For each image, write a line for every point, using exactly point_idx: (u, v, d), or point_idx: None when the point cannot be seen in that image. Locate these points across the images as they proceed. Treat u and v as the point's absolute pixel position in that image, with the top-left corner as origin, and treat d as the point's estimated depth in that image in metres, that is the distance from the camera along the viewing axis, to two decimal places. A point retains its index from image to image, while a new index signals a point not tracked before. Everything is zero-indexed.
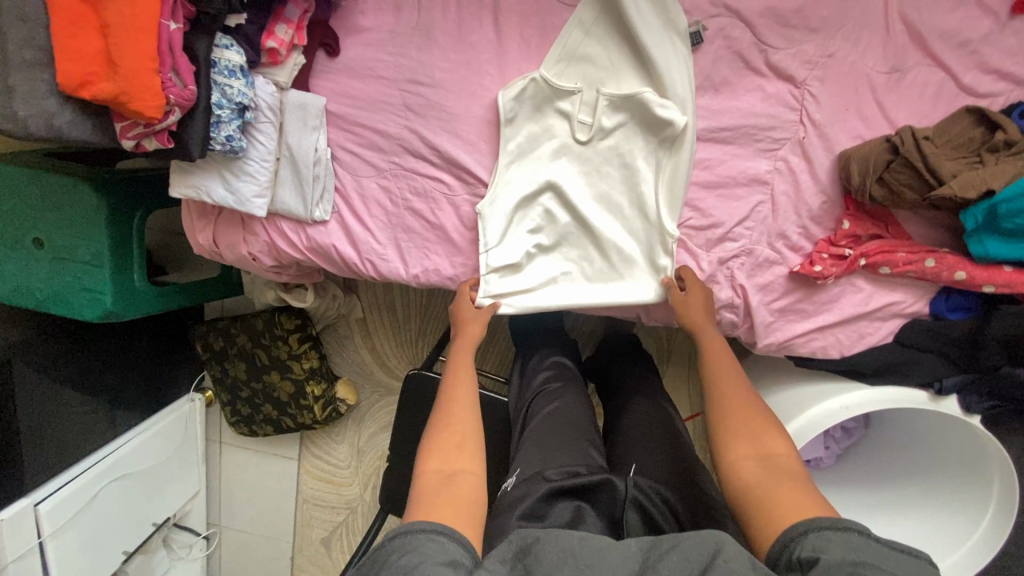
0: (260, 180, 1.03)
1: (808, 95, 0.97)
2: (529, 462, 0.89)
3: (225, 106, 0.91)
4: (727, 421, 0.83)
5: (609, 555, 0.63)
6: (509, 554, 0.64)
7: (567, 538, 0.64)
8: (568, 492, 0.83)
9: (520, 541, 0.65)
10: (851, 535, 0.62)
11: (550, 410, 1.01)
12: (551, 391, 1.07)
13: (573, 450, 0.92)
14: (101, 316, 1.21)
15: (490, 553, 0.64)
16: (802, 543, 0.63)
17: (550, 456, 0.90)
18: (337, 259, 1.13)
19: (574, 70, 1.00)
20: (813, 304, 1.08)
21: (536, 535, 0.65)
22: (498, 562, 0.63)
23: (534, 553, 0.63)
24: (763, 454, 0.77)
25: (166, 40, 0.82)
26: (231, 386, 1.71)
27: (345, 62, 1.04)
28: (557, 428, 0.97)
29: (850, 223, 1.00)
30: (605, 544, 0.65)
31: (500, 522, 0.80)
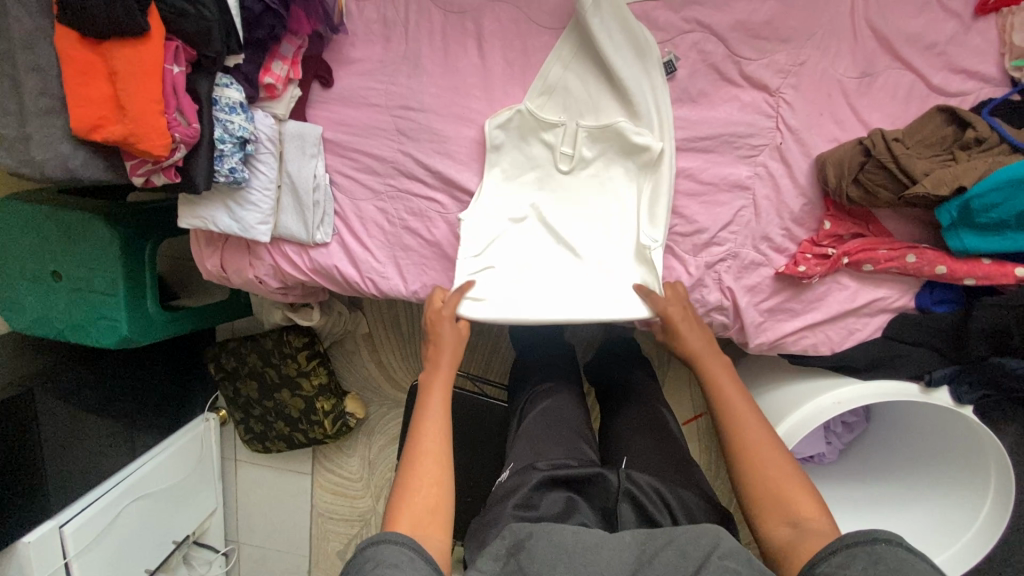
0: (263, 208, 1.08)
1: (783, 102, 1.01)
2: (525, 454, 0.94)
3: (228, 140, 0.97)
4: (747, 470, 0.83)
5: (603, 550, 0.68)
6: (503, 550, 0.69)
7: (562, 536, 0.69)
8: (560, 483, 0.88)
9: (513, 535, 0.70)
10: (879, 549, 0.65)
11: (549, 406, 1.06)
12: (550, 389, 1.12)
13: (568, 445, 0.97)
14: (118, 343, 1.27)
15: (485, 551, 0.69)
16: (830, 563, 0.67)
17: (546, 449, 0.95)
18: (340, 279, 1.18)
19: (555, 102, 1.06)
20: (801, 302, 1.11)
21: (528, 530, 0.70)
22: (493, 559, 0.68)
23: (528, 548, 0.68)
24: (784, 506, 0.78)
25: (170, 83, 0.88)
26: (244, 405, 1.76)
27: (339, 92, 1.10)
28: (553, 423, 1.02)
29: (831, 223, 1.03)
30: (597, 538, 0.69)
31: (492, 512, 0.84)
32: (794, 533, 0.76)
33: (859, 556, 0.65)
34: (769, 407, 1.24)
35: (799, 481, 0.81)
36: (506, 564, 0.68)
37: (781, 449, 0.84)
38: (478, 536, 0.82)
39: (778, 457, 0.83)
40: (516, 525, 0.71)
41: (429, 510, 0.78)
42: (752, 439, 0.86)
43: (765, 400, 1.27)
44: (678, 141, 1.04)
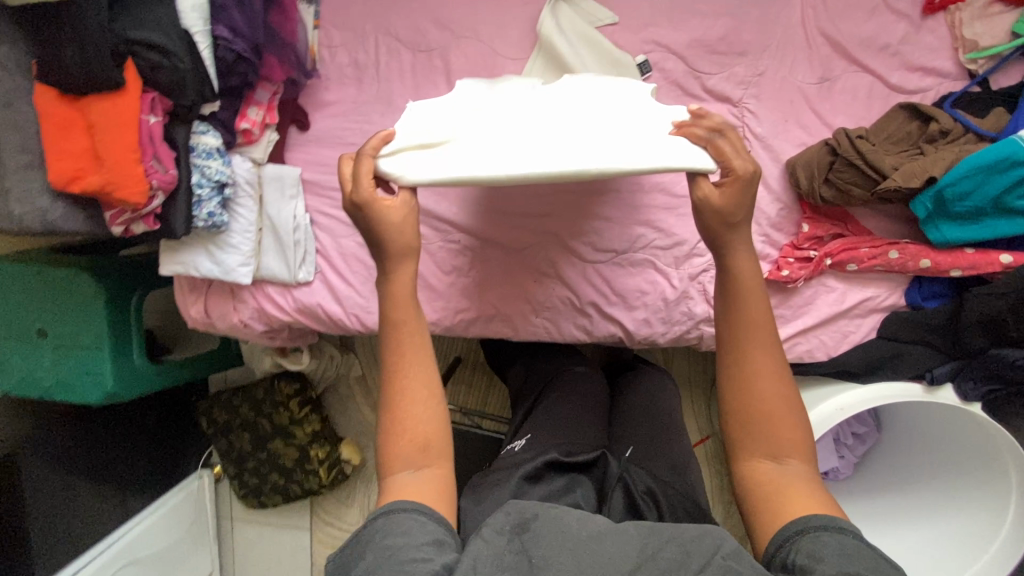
0: (244, 250, 1.09)
1: (747, 112, 1.03)
2: (539, 437, 0.96)
3: (205, 185, 0.99)
4: (748, 404, 0.75)
5: (607, 541, 0.61)
6: (507, 526, 0.63)
7: (570, 526, 0.62)
8: (569, 467, 0.91)
9: (518, 513, 0.64)
10: (843, 540, 0.62)
11: (566, 392, 1.08)
12: (574, 371, 1.14)
13: (579, 429, 1.00)
14: (103, 398, 1.26)
15: (488, 520, 0.64)
16: (798, 547, 0.63)
17: (559, 432, 0.98)
18: (325, 318, 1.18)
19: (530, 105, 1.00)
20: (791, 309, 1.09)
21: (533, 510, 0.64)
22: (496, 532, 0.63)
23: (532, 529, 0.62)
24: (773, 446, 0.73)
25: (146, 132, 0.90)
26: (237, 458, 1.71)
27: (316, 134, 1.13)
28: (570, 407, 1.04)
29: (809, 226, 1.04)
30: (604, 528, 0.63)
31: (494, 477, 0.91)
32: (776, 469, 0.72)
33: (828, 543, 0.62)
34: None
35: (799, 432, 0.74)
36: (511, 542, 0.62)
37: (786, 381, 0.76)
38: (479, 492, 0.89)
39: (781, 392, 0.75)
40: (523, 504, 0.66)
41: (420, 445, 0.74)
42: (758, 371, 0.76)
43: None
44: None
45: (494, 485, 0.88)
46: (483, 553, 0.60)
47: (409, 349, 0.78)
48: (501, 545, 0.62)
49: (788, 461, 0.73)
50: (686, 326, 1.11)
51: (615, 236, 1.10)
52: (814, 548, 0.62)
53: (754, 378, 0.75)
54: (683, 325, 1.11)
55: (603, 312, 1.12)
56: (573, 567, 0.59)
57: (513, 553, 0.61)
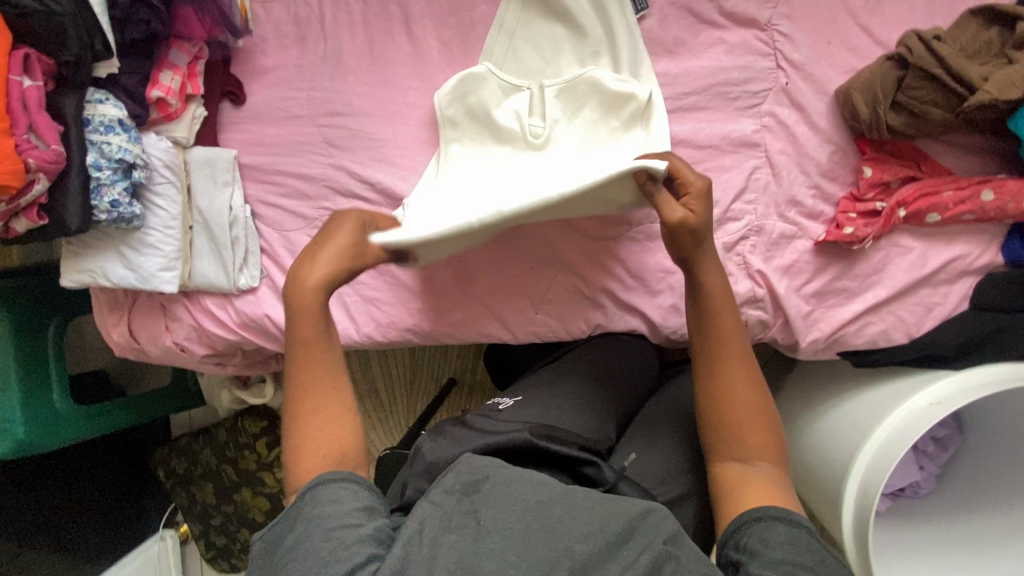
0: (166, 251, 0.87)
1: (779, 35, 0.83)
2: (527, 413, 0.81)
3: (105, 166, 0.78)
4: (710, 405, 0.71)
5: (558, 508, 0.58)
6: (456, 488, 0.61)
7: (520, 490, 0.59)
8: (545, 457, 0.75)
9: (471, 473, 0.62)
10: (796, 534, 0.59)
11: (583, 374, 0.88)
12: (608, 348, 0.91)
13: (583, 419, 0.81)
14: (11, 452, 1.02)
15: (439, 481, 0.62)
16: (751, 532, 0.60)
17: (553, 414, 0.80)
18: (276, 332, 0.95)
19: (514, 66, 0.88)
20: (855, 279, 0.86)
21: (487, 471, 0.62)
22: (445, 493, 0.61)
23: (482, 492, 0.60)
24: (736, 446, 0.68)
25: (17, 97, 0.71)
26: (202, 514, 1.46)
27: (254, 108, 0.93)
28: (582, 390, 0.85)
29: (872, 169, 0.81)
30: (556, 493, 0.59)
31: (452, 443, 0.76)
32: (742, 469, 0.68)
33: (777, 531, 0.59)
34: (840, 426, 0.95)
35: (769, 435, 0.69)
36: (459, 503, 0.60)
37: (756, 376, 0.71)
38: (444, 434, 0.78)
39: (753, 391, 0.70)
40: (477, 461, 0.63)
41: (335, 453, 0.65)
42: (731, 371, 0.71)
43: (830, 418, 0.98)
44: None
45: (446, 450, 0.75)
46: (430, 516, 0.59)
47: (317, 361, 0.69)
48: (448, 504, 0.60)
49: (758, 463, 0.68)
50: None
51: None
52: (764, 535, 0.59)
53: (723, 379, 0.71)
54: None
55: (619, 300, 0.90)
56: (521, 533, 0.56)
57: (461, 513, 0.59)
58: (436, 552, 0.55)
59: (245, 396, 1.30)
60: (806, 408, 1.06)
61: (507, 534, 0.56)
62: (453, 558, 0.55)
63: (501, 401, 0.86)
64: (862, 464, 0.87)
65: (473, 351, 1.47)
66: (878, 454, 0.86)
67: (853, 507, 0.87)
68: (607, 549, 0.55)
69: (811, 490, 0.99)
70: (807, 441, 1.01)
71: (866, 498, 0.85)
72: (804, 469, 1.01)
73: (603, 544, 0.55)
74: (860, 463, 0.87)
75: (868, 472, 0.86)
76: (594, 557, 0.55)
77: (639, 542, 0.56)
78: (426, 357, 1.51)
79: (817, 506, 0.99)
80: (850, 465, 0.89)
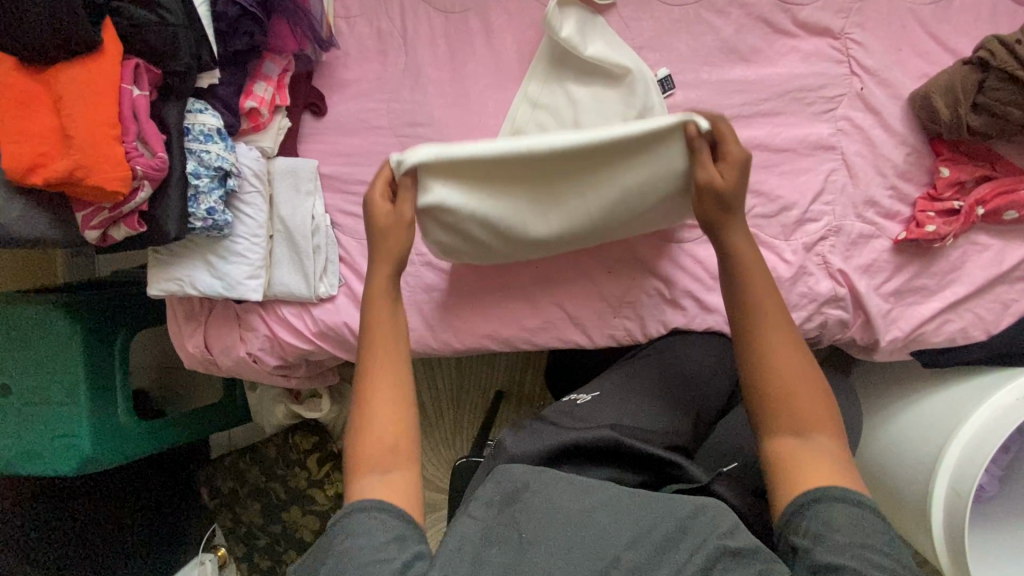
0: (252, 259, 0.88)
1: (852, 43, 0.86)
2: (603, 414, 0.79)
3: (203, 174, 0.79)
4: (767, 403, 0.63)
5: (601, 515, 0.55)
6: (496, 497, 0.59)
7: (563, 500, 0.57)
8: (626, 456, 0.72)
9: (508, 483, 0.59)
10: (862, 513, 0.55)
11: (660, 369, 0.86)
12: (691, 346, 0.90)
13: (663, 416, 0.80)
14: (78, 468, 1.01)
15: (476, 496, 0.59)
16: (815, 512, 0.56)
17: (633, 408, 0.80)
18: (354, 340, 0.94)
19: (525, 126, 0.89)
20: (934, 277, 0.88)
21: (524, 480, 0.59)
22: (484, 506, 0.58)
23: (522, 501, 0.57)
24: (799, 421, 0.62)
25: (128, 106, 0.72)
26: (247, 534, 1.41)
27: (334, 119, 0.95)
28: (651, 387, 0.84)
29: (949, 169, 0.84)
30: (598, 500, 0.57)
31: (528, 430, 0.77)
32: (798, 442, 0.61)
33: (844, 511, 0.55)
34: (921, 424, 0.94)
35: (835, 446, 0.61)
36: (498, 515, 0.57)
37: (807, 356, 0.65)
38: (519, 426, 0.81)
39: (809, 374, 0.64)
40: (516, 471, 0.61)
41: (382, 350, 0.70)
42: (771, 338, 0.66)
43: (906, 419, 0.98)
44: (738, 106, 0.88)
45: (524, 447, 0.74)
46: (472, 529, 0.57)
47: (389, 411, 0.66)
48: (488, 515, 0.58)
49: (812, 437, 0.61)
50: (807, 311, 0.88)
51: None
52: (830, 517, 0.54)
53: (761, 347, 0.65)
54: (803, 308, 0.88)
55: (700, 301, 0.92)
56: (563, 544, 0.54)
57: (502, 525, 0.56)
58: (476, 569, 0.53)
59: (299, 410, 1.30)
60: (877, 409, 1.05)
61: (550, 547, 0.54)
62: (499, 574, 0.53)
63: (578, 397, 0.85)
64: (951, 463, 0.87)
65: (522, 363, 1.41)
66: (968, 451, 0.85)
67: (943, 504, 0.87)
68: (654, 555, 0.53)
69: (888, 491, 0.98)
70: (880, 442, 1.00)
71: (958, 495, 0.84)
72: (878, 469, 1.00)
73: (653, 551, 0.53)
74: (947, 461, 0.87)
75: (958, 469, 0.86)
76: (644, 563, 0.53)
77: (692, 543, 0.54)
78: (472, 369, 1.43)
79: (894, 509, 0.97)
80: (936, 464, 0.88)
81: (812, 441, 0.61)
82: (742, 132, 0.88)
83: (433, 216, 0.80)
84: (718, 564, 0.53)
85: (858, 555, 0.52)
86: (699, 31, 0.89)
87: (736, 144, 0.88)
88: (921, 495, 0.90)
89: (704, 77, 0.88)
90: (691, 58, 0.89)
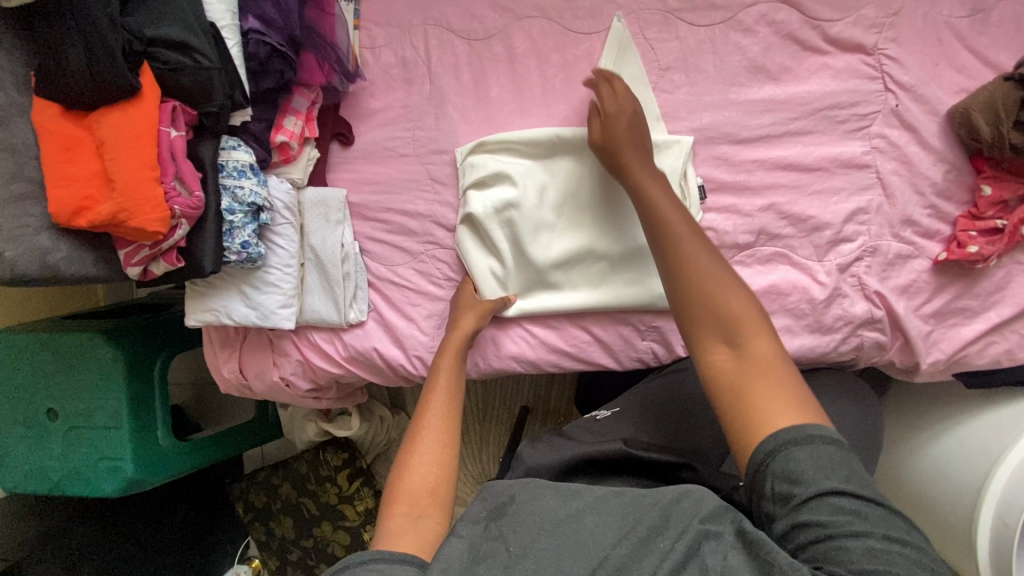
0: (285, 288, 0.90)
1: (886, 59, 0.84)
2: (622, 428, 0.84)
3: (237, 210, 0.82)
4: (692, 301, 0.65)
5: (589, 519, 0.57)
6: (483, 513, 0.60)
7: (548, 507, 0.58)
8: (639, 465, 0.77)
9: (494, 498, 0.61)
10: (827, 453, 0.53)
11: (675, 383, 0.89)
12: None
13: (678, 428, 0.84)
14: (122, 489, 1.04)
15: (463, 514, 0.60)
16: (772, 467, 0.54)
17: (649, 422, 0.84)
18: (383, 365, 0.96)
19: (548, 153, 0.90)
20: (977, 297, 0.85)
21: (511, 492, 0.61)
22: (471, 523, 0.59)
23: (509, 514, 0.59)
24: (726, 327, 0.62)
25: (167, 147, 0.74)
26: (280, 548, 1.42)
27: (361, 148, 0.96)
28: (670, 400, 0.87)
29: (992, 187, 0.81)
30: (584, 503, 0.59)
31: (545, 443, 0.83)
32: (734, 355, 0.61)
33: (807, 460, 0.52)
34: (963, 449, 0.91)
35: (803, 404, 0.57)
36: (487, 530, 0.58)
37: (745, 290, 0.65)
38: (538, 438, 0.85)
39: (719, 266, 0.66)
40: (502, 486, 0.63)
41: (429, 486, 0.66)
42: (693, 258, 0.66)
43: (948, 442, 0.95)
44: (767, 126, 0.86)
45: (542, 459, 0.79)
46: (460, 549, 0.57)
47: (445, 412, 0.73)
48: (476, 533, 0.58)
49: (749, 347, 0.60)
50: (841, 333, 0.86)
51: (734, 229, 0.87)
52: (786, 468, 0.53)
53: (700, 287, 0.65)
54: (838, 331, 0.86)
55: None
56: (553, 552, 0.55)
57: (490, 539, 0.57)
58: None
59: (329, 428, 1.33)
60: (916, 429, 1.02)
61: (540, 557, 0.54)
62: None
63: (597, 413, 0.89)
64: (998, 491, 0.84)
65: (547, 380, 1.40)
66: (1013, 479, 0.83)
67: (989, 534, 0.84)
68: (640, 545, 0.54)
69: (929, 516, 0.95)
70: (922, 466, 0.97)
71: (1005, 526, 0.81)
72: (919, 492, 0.97)
73: (637, 543, 0.54)
74: (992, 490, 0.84)
75: (1005, 499, 0.83)
76: (629, 556, 0.54)
77: (676, 529, 0.55)
78: (498, 385, 1.43)
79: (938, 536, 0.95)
80: (983, 492, 0.85)
81: (744, 347, 0.60)
82: (772, 152, 0.87)
83: (481, 192, 0.91)
84: (704, 545, 0.54)
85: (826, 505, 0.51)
86: (726, 51, 0.87)
87: (765, 164, 0.87)
88: (966, 523, 0.87)
89: (731, 97, 0.87)
90: (717, 79, 0.88)
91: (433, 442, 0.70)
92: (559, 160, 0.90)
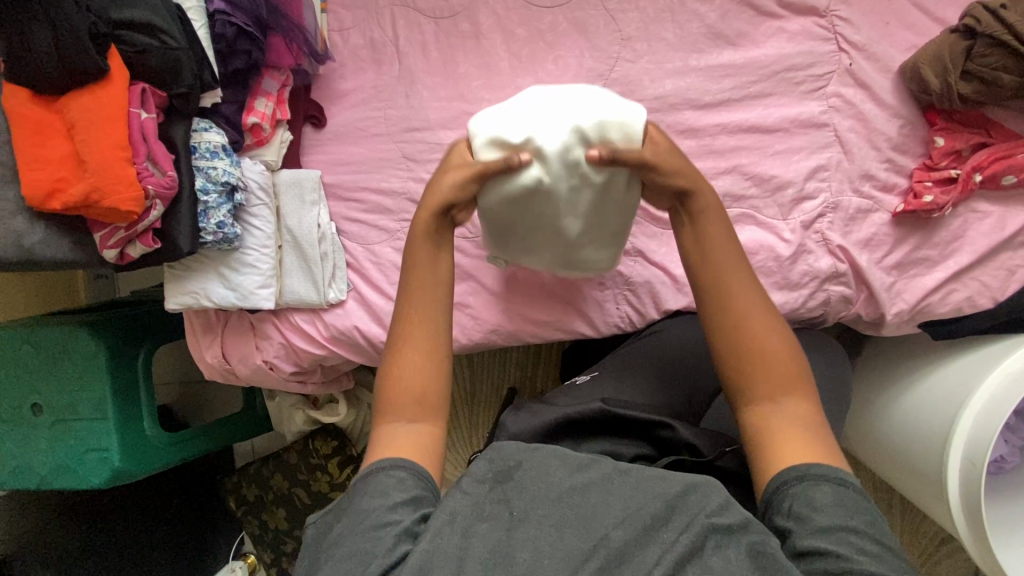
0: (263, 270, 0.91)
1: (838, 20, 0.87)
2: (599, 390, 0.84)
3: (212, 190, 0.82)
4: (737, 352, 0.64)
5: (593, 494, 0.56)
6: (489, 475, 0.59)
7: (554, 477, 0.58)
8: (618, 424, 0.76)
9: (501, 461, 0.60)
10: (844, 492, 0.54)
11: (651, 344, 0.89)
12: (685, 325, 0.91)
13: (656, 390, 0.83)
14: (110, 481, 1.04)
15: (469, 471, 0.60)
16: (793, 494, 0.55)
17: (626, 386, 0.83)
18: (365, 343, 0.96)
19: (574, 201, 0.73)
20: (936, 247, 0.88)
21: (519, 459, 0.60)
22: (477, 482, 0.58)
23: (515, 479, 0.58)
24: (770, 382, 0.62)
25: (138, 128, 0.75)
26: (274, 540, 1.40)
27: (334, 130, 0.98)
28: (648, 364, 0.86)
29: (944, 138, 0.84)
30: (592, 478, 0.58)
31: (523, 409, 0.82)
32: (774, 408, 0.61)
33: (825, 493, 0.54)
34: (931, 399, 0.94)
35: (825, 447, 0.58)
36: (492, 492, 0.58)
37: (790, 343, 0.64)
38: (520, 406, 0.84)
39: (772, 326, 0.65)
40: (510, 449, 0.61)
41: (415, 396, 0.66)
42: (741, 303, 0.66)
43: (919, 393, 0.97)
44: (728, 90, 0.89)
45: (524, 424, 0.78)
46: (461, 505, 0.56)
47: (420, 317, 0.69)
48: (481, 492, 0.58)
49: (785, 402, 0.61)
50: (808, 289, 0.88)
51: None
52: (811, 496, 0.54)
53: (738, 324, 0.65)
54: (805, 286, 0.88)
55: None
56: (556, 522, 0.54)
57: (493, 501, 0.57)
58: (468, 543, 0.53)
59: (318, 416, 1.34)
60: (888, 385, 1.04)
61: (541, 524, 0.54)
62: (487, 554, 0.52)
63: (576, 379, 0.89)
64: (964, 433, 0.86)
65: (532, 358, 1.40)
66: (979, 422, 0.85)
67: (959, 477, 0.86)
68: (644, 532, 0.53)
69: (906, 465, 0.97)
70: (896, 417, 0.99)
71: (973, 466, 0.84)
72: (897, 445, 0.99)
73: (640, 530, 0.53)
74: (960, 431, 0.87)
75: (972, 440, 0.85)
76: (631, 542, 0.53)
77: (681, 522, 0.54)
78: (484, 367, 1.43)
79: (913, 486, 0.97)
80: (950, 433, 0.88)
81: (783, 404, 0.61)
82: (734, 115, 0.89)
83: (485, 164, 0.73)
84: (708, 542, 0.53)
85: (841, 537, 0.51)
86: (685, 18, 0.90)
87: (728, 127, 0.89)
88: (938, 469, 0.89)
89: (692, 64, 0.90)
90: (677, 45, 0.90)
91: (414, 354, 0.67)
92: (572, 189, 0.72)
